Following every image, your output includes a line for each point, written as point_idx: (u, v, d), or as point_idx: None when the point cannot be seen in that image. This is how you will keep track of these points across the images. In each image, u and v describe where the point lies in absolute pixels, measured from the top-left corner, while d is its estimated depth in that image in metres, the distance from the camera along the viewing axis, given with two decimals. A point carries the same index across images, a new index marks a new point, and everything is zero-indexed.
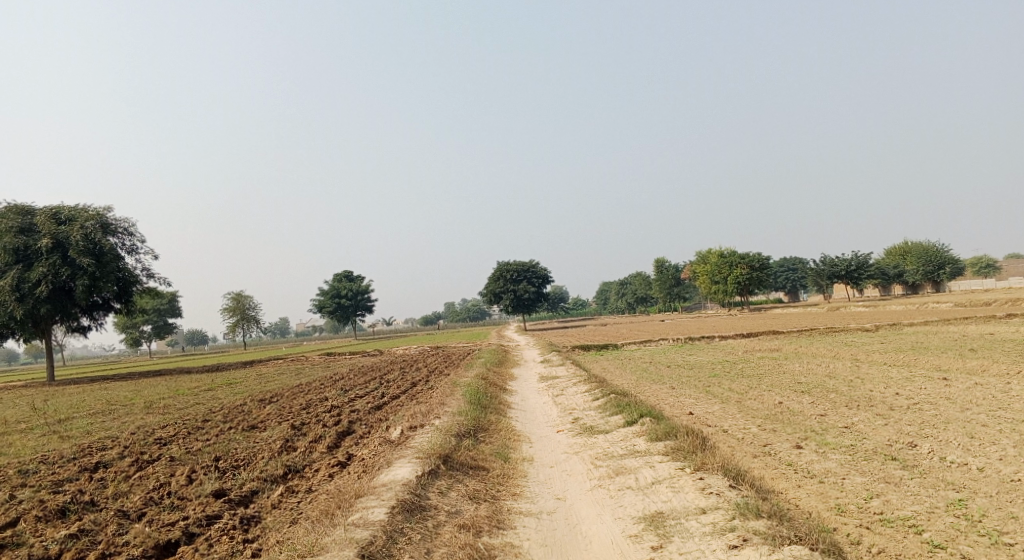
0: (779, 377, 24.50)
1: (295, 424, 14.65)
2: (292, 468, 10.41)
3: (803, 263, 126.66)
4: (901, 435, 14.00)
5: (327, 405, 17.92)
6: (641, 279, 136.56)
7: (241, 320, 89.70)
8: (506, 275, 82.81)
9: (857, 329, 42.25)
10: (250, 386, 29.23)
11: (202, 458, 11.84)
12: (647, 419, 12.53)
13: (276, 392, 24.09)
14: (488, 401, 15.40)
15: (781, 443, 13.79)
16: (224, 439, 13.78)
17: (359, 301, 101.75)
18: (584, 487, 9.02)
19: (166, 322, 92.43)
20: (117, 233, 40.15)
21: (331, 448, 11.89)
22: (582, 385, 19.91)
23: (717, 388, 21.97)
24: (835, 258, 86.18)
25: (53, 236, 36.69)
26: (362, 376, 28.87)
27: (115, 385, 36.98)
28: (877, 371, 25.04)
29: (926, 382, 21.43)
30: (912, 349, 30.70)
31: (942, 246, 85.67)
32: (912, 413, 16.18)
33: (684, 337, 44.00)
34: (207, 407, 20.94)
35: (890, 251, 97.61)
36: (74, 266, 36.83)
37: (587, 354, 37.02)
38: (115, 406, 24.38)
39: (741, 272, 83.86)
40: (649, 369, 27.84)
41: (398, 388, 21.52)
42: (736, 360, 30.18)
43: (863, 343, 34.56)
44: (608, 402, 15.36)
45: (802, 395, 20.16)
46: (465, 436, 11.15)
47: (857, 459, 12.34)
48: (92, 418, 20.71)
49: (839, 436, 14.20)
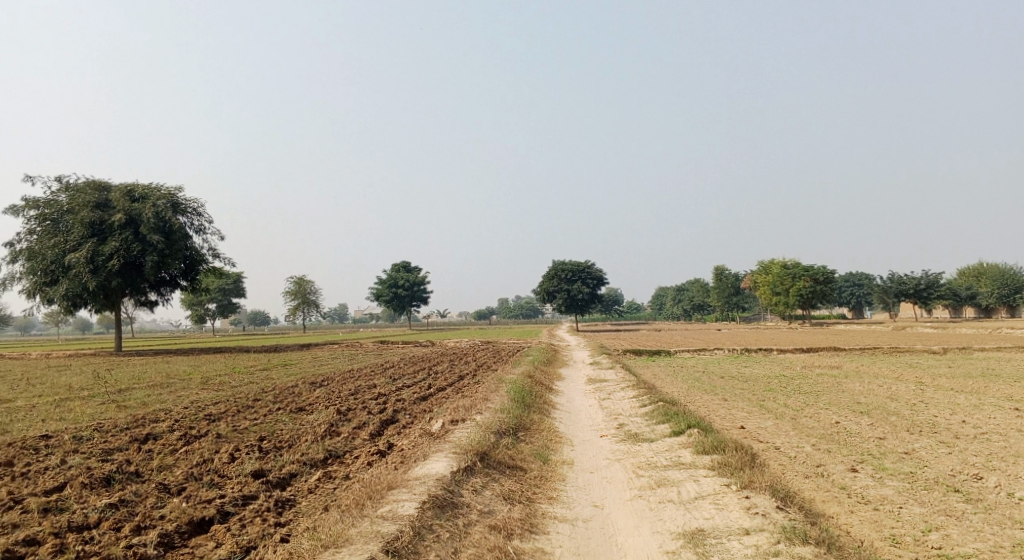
0: (837, 396, 23.62)
1: (340, 410, 14.76)
2: (332, 453, 10.44)
3: (870, 280, 122.45)
4: (965, 465, 13.25)
5: (373, 392, 18.05)
6: (699, 286, 134.20)
7: (300, 304, 91.74)
8: (562, 274, 82.41)
9: (924, 351, 40.50)
10: (302, 369, 29.76)
11: (247, 437, 12.01)
12: (695, 430, 12.15)
13: (326, 377, 24.46)
14: (532, 400, 15.22)
15: (834, 464, 13.21)
16: (270, 420, 13.97)
17: (415, 292, 102.71)
18: (623, 496, 8.76)
19: (229, 301, 95.20)
20: (187, 213, 41.44)
21: (372, 436, 11.90)
22: (630, 390, 19.54)
23: (770, 403, 21.28)
24: (904, 276, 82.95)
25: (127, 212, 38.09)
26: (411, 366, 29.09)
27: (177, 360, 38.23)
28: (942, 396, 23.89)
29: (995, 411, 20.32)
30: (982, 376, 29.20)
31: (1021, 270, 81.50)
32: (979, 443, 15.31)
33: (740, 348, 42.95)
34: (258, 387, 21.38)
35: (964, 272, 93.42)
36: (145, 242, 38.17)
37: (639, 359, 36.48)
38: (173, 380, 25.13)
39: (804, 285, 81.46)
40: (701, 379, 27.22)
41: (445, 380, 21.53)
42: (792, 375, 29.23)
43: (930, 366, 33.09)
44: (655, 410, 15.01)
45: (860, 416, 19.34)
46: (506, 434, 11.00)
47: (917, 488, 11.71)
48: (150, 390, 21.36)
49: (898, 462, 13.52)
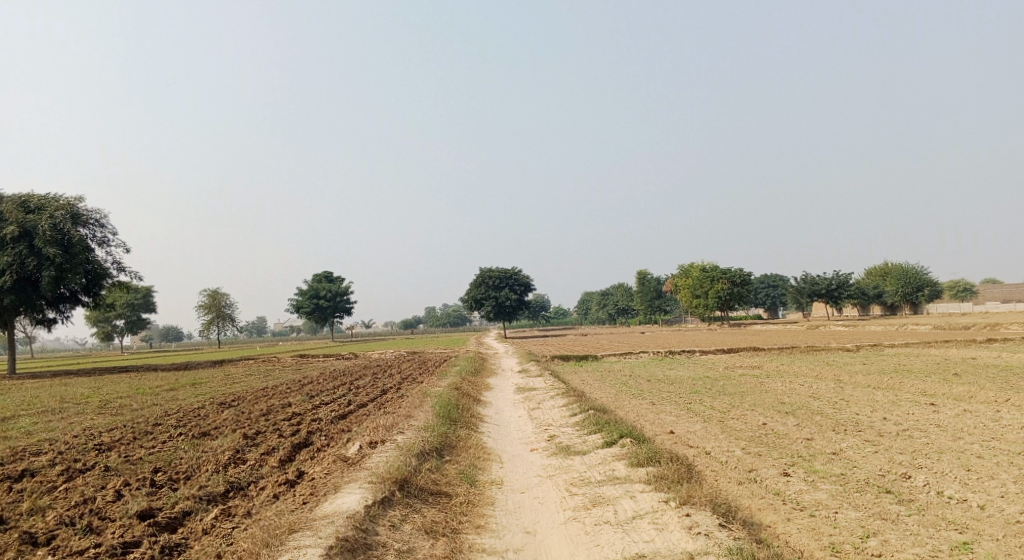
0: (762, 397, 23.76)
1: (249, 433, 13.60)
2: (235, 485, 9.41)
3: (784, 281, 127.13)
4: (893, 464, 13.24)
5: (288, 412, 16.84)
6: (622, 291, 136.22)
7: (216, 318, 87.84)
8: (488, 281, 81.79)
9: (839, 348, 41.77)
10: (214, 387, 28.01)
11: (140, 469, 10.80)
12: (628, 441, 11.66)
13: (239, 396, 22.95)
14: (458, 414, 14.43)
15: (766, 469, 12.97)
16: (170, 447, 12.73)
17: (338, 302, 100.07)
18: (556, 520, 8.10)
19: (140, 317, 90.31)
20: (88, 224, 38.75)
21: (282, 463, 10.90)
22: (560, 398, 18.97)
23: (698, 406, 21.14)
24: (815, 277, 86.16)
25: (21, 224, 35.26)
26: (332, 381, 27.76)
27: (77, 382, 35.53)
28: (861, 394, 24.35)
29: (913, 407, 20.75)
30: (896, 372, 30.10)
31: (921, 269, 85.95)
32: (903, 441, 15.44)
33: (664, 350, 43.25)
34: (162, 410, 19.77)
35: (870, 271, 97.80)
36: (40, 256, 35.39)
37: (566, 364, 36.11)
38: (68, 405, 23.09)
39: (723, 287, 83.53)
40: (629, 383, 26.98)
41: (366, 395, 20.47)
42: (718, 376, 29.41)
43: (846, 364, 34.05)
44: (586, 419, 14.49)
45: (786, 416, 19.37)
46: (428, 454, 10.21)
47: (849, 490, 11.54)
48: (38, 417, 19.46)
49: (828, 463, 13.40)
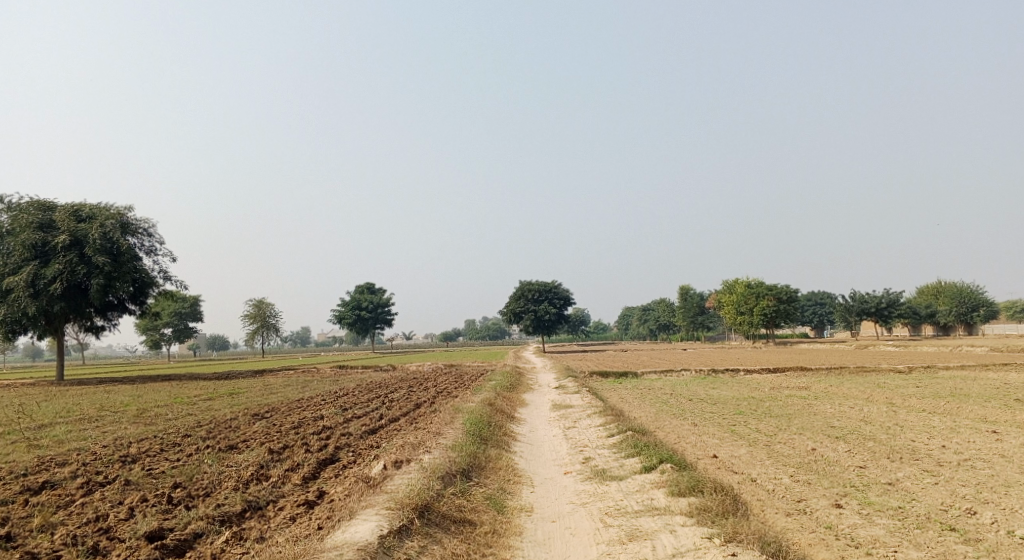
0: (810, 419, 22.68)
1: (275, 448, 13.26)
2: (252, 504, 9.02)
3: (831, 299, 124.12)
4: (957, 498, 12.26)
5: (318, 426, 16.49)
6: (664, 307, 134.21)
7: (260, 327, 89.02)
8: (528, 295, 81.32)
9: (890, 369, 40.11)
10: (251, 397, 28.01)
11: (161, 483, 10.52)
12: (668, 466, 10.96)
13: (273, 407, 22.77)
14: (489, 433, 13.90)
15: (817, 499, 12.11)
16: (195, 461, 12.47)
17: (379, 314, 100.60)
18: (589, 555, 7.52)
19: (187, 326, 91.99)
20: (137, 234, 39.46)
21: (305, 480, 10.52)
22: (597, 417, 18.28)
23: (742, 428, 20.23)
24: (864, 295, 83.71)
25: (72, 233, 36.00)
26: (368, 393, 27.49)
27: (120, 389, 36.00)
28: (916, 419, 23.08)
29: (974, 435, 19.48)
30: (952, 396, 28.59)
31: (976, 288, 82.82)
32: (965, 472, 14.39)
33: (706, 368, 42.06)
34: (195, 420, 19.65)
35: (922, 290, 94.54)
36: (90, 264, 36.02)
37: (605, 381, 35.30)
38: (106, 412, 23.19)
39: (768, 304, 81.53)
40: (670, 402, 26.10)
41: (399, 409, 20.08)
42: (762, 397, 28.33)
43: (898, 386, 32.58)
44: (623, 441, 13.80)
45: (836, 442, 18.34)
46: (454, 477, 9.68)
47: (909, 527, 10.64)
48: (74, 424, 19.51)
49: (884, 495, 12.46)
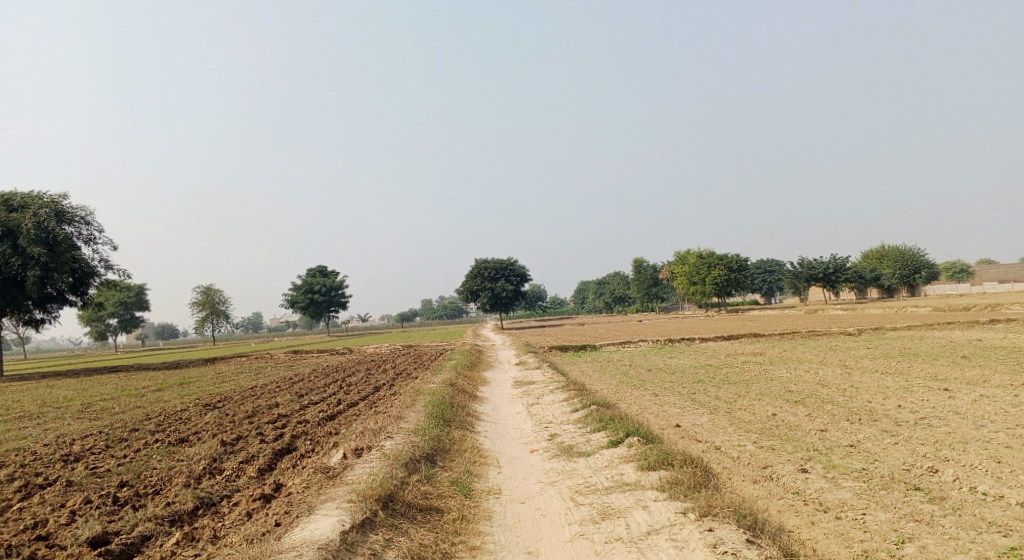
0: (768, 385, 22.90)
1: (228, 440, 12.67)
2: (205, 501, 8.51)
3: (780, 266, 126.84)
4: (918, 457, 12.41)
5: (273, 414, 15.87)
6: (619, 280, 135.22)
7: (210, 314, 86.75)
8: (484, 272, 80.92)
9: (840, 333, 40.96)
10: (203, 387, 27.13)
11: (106, 482, 9.90)
12: (635, 440, 10.77)
13: (226, 396, 22.03)
14: (452, 414, 13.54)
15: (782, 465, 12.12)
16: (143, 457, 11.82)
17: (333, 297, 99.09)
18: (561, 537, 7.32)
19: (133, 316, 89.22)
20: (74, 222, 37.72)
21: (261, 473, 10.04)
22: (559, 392, 18.08)
23: (703, 396, 20.29)
24: (812, 261, 85.53)
25: (4, 223, 34.18)
26: (324, 378, 26.87)
27: (63, 384, 34.55)
28: (870, 380, 23.52)
29: (926, 393, 19.89)
30: (902, 355, 29.28)
31: (918, 251, 85.30)
32: (923, 431, 14.61)
33: (663, 338, 42.37)
34: (144, 413, 18.84)
35: (866, 254, 97.01)
36: (25, 256, 34.32)
37: (564, 355, 35.24)
38: (47, 409, 22.15)
39: (720, 273, 82.65)
40: (630, 373, 26.12)
41: (357, 393, 19.58)
42: (720, 364, 28.60)
43: (849, 348, 33.27)
44: (587, 415, 13.61)
45: (796, 406, 18.50)
46: (418, 463, 9.32)
47: (875, 488, 10.70)
48: (13, 423, 18.52)
49: (847, 457, 12.56)
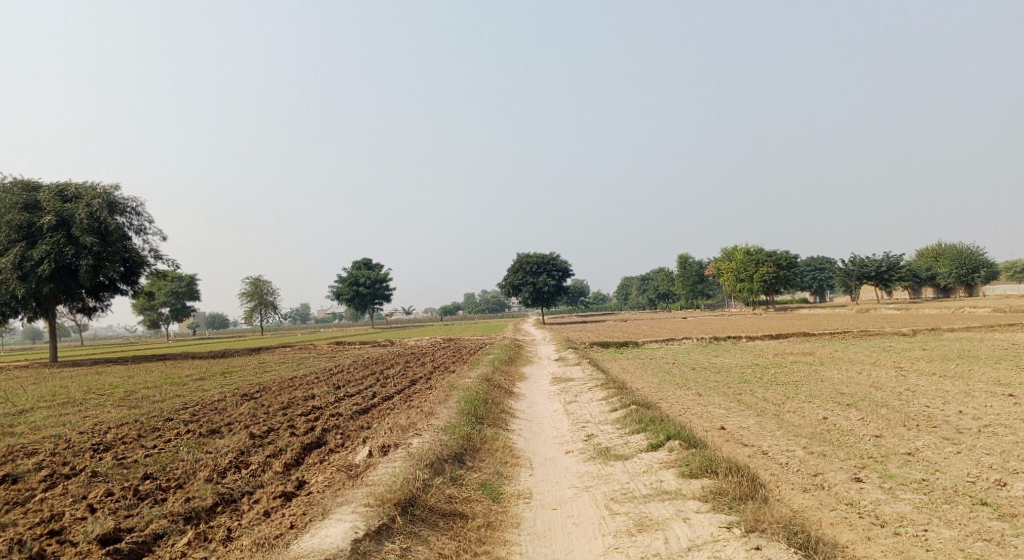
0: (818, 387, 21.92)
1: (258, 432, 12.45)
2: (225, 497, 8.23)
3: (831, 264, 123.60)
4: (984, 469, 11.52)
5: (306, 407, 15.63)
6: (663, 276, 133.10)
7: (258, 305, 88.09)
8: (527, 267, 80.39)
9: (895, 333, 39.31)
10: (243, 377, 27.28)
11: (131, 473, 9.75)
12: (676, 443, 10.17)
13: (265, 387, 22.04)
14: (485, 411, 13.11)
15: (834, 473, 11.37)
16: (172, 448, 11.64)
17: (377, 289, 99.74)
18: (593, 550, 6.88)
19: (184, 305, 91.05)
20: (125, 212, 38.42)
21: (287, 467, 9.78)
22: (599, 390, 17.50)
23: (749, 398, 19.47)
24: (865, 259, 82.88)
25: (58, 213, 34.93)
26: (362, 370, 26.71)
27: (111, 370, 35.19)
28: (928, 383, 22.32)
29: (990, 399, 18.70)
30: (961, 358, 27.87)
31: (977, 250, 81.95)
32: (988, 439, 13.64)
33: (708, 336, 41.25)
34: (182, 402, 18.89)
35: (922, 253, 93.59)
36: (78, 245, 35.02)
37: (605, 352, 34.48)
38: (92, 396, 22.45)
39: (768, 270, 80.39)
40: (672, 372, 25.37)
41: (392, 387, 19.30)
42: (767, 364, 27.64)
43: (904, 349, 31.86)
44: (627, 415, 13.01)
45: (848, 410, 17.59)
46: (445, 462, 8.95)
47: (937, 502, 9.90)
48: (56, 410, 18.71)
49: (906, 467, 11.72)
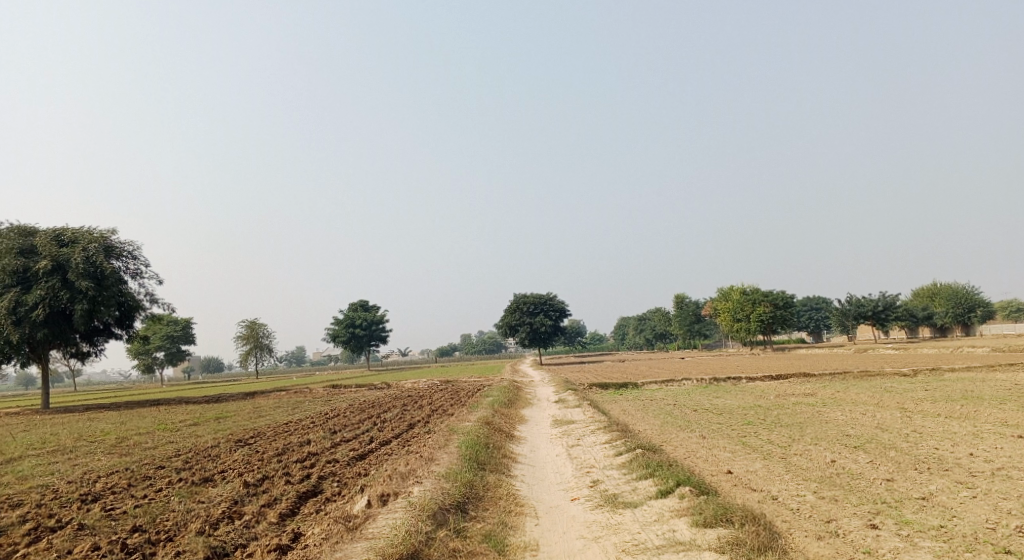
0: (823, 429, 21.55)
1: (252, 480, 12.05)
2: (217, 551, 7.85)
3: (827, 304, 123.69)
4: (1002, 514, 11.17)
5: (301, 453, 15.21)
6: (660, 316, 132.86)
7: (253, 348, 87.42)
8: (523, 308, 80.13)
9: (895, 373, 38.98)
10: (237, 421, 26.76)
11: (120, 526, 9.35)
12: (686, 490, 9.82)
13: (259, 432, 21.57)
14: (487, 456, 12.74)
15: (849, 519, 11.00)
16: (162, 499, 11.22)
17: (374, 331, 99.27)
18: None
19: (179, 349, 90.31)
20: (122, 256, 38.21)
21: (282, 518, 9.40)
22: (601, 433, 17.13)
23: (753, 440, 19.09)
24: (861, 298, 82.87)
25: (54, 258, 34.71)
26: (359, 414, 26.23)
27: (103, 416, 34.60)
28: (934, 424, 21.96)
29: (999, 441, 18.35)
30: (965, 398, 27.55)
31: (973, 289, 82.08)
32: (1003, 483, 13.28)
33: (708, 377, 40.85)
34: (174, 449, 18.42)
35: (918, 292, 93.70)
36: (73, 289, 34.71)
37: (604, 393, 34.05)
38: (82, 443, 21.94)
39: (765, 310, 80.24)
40: (674, 414, 24.97)
41: (390, 431, 18.88)
42: (769, 405, 27.24)
43: (906, 390, 31.53)
44: (633, 460, 12.65)
45: (856, 453, 17.21)
46: (447, 513, 8.60)
47: (958, 550, 9.54)
48: (45, 458, 18.21)
49: (921, 512, 11.37)
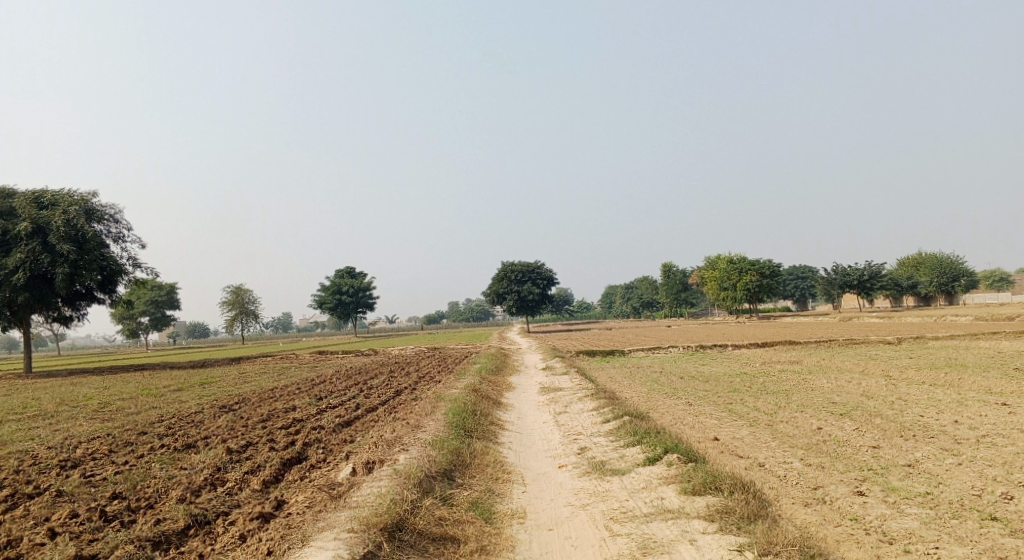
0: (809, 396, 21.63)
1: (235, 446, 11.87)
2: (198, 518, 7.68)
3: (813, 272, 124.36)
4: (987, 481, 11.20)
5: (286, 419, 15.02)
6: (647, 284, 133.24)
7: (240, 314, 86.90)
8: (511, 275, 79.94)
9: (880, 341, 39.27)
10: (223, 387, 26.54)
11: (99, 493, 9.17)
12: (675, 457, 9.74)
13: (244, 398, 21.37)
14: (474, 423, 12.62)
15: (835, 486, 11.00)
16: (143, 465, 11.02)
17: (361, 298, 98.92)
18: None
19: (165, 314, 89.67)
20: (104, 220, 37.57)
21: (266, 485, 9.25)
22: (589, 400, 17.06)
23: (740, 407, 19.12)
24: (847, 268, 83.25)
25: (34, 220, 34.03)
26: (345, 380, 26.07)
27: (86, 381, 34.25)
28: (918, 392, 22.09)
29: (983, 408, 18.45)
30: (949, 367, 27.76)
31: (957, 259, 82.59)
32: (988, 450, 13.34)
33: (694, 345, 40.97)
34: (157, 415, 18.21)
35: (903, 261, 94.27)
36: (54, 253, 34.11)
37: (591, 361, 34.08)
38: (64, 408, 21.66)
39: (751, 279, 80.49)
40: (661, 381, 25.00)
41: (376, 397, 18.72)
42: (755, 373, 27.35)
43: (891, 358, 31.73)
44: (620, 427, 12.57)
45: (842, 420, 17.26)
46: (433, 480, 8.47)
47: (945, 517, 9.54)
48: (25, 423, 17.94)
49: (908, 479, 11.38)
